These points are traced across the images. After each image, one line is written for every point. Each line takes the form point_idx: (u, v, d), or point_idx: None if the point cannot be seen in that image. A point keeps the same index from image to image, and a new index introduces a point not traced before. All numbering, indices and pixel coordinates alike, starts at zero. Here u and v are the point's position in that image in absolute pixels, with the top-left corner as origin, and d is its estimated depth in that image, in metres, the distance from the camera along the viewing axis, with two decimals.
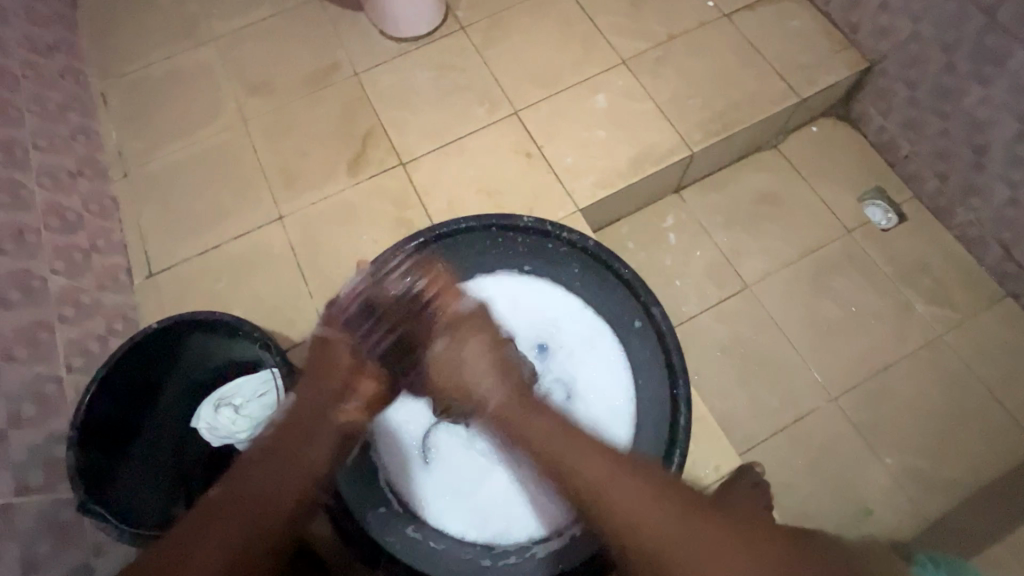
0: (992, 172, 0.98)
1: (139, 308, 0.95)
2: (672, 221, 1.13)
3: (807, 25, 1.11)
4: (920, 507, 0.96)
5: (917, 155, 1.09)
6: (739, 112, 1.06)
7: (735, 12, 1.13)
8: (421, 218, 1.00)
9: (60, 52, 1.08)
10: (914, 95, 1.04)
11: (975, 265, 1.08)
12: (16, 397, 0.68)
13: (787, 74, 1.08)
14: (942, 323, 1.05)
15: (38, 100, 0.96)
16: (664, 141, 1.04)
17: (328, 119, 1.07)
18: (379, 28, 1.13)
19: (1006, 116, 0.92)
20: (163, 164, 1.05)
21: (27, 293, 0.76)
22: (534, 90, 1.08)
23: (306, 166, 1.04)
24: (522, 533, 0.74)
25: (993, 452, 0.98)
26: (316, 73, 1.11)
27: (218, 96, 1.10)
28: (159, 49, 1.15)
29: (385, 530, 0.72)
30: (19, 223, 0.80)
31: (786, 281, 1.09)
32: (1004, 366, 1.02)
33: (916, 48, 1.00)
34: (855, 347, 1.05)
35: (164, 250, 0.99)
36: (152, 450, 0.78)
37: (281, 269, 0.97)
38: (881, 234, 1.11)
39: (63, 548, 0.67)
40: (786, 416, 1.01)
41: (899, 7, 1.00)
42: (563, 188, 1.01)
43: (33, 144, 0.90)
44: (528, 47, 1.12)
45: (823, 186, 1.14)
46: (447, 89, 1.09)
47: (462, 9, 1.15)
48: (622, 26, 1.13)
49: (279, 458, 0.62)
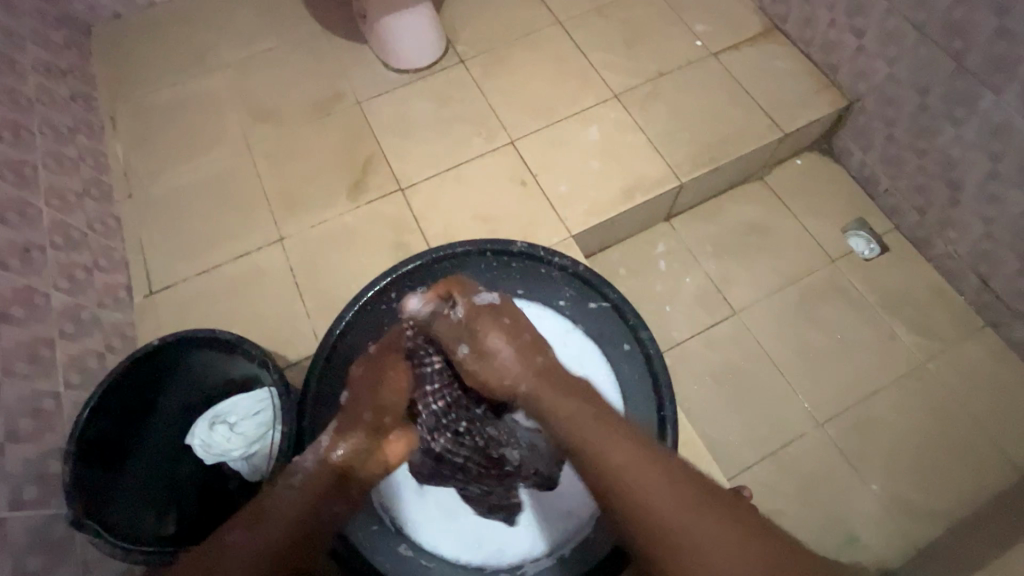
0: (968, 207, 1.02)
1: (138, 326, 0.97)
2: (662, 248, 1.16)
3: (790, 65, 1.17)
4: (907, 534, 0.97)
5: (897, 190, 1.14)
6: (726, 145, 1.10)
7: (721, 51, 1.19)
8: (417, 242, 1.02)
9: (72, 77, 1.12)
10: (892, 132, 1.09)
11: (956, 296, 1.12)
12: (15, 412, 0.69)
13: (770, 111, 1.13)
14: (924, 351, 1.08)
15: (49, 123, 0.99)
16: (654, 172, 1.08)
17: (331, 145, 1.11)
18: (382, 61, 1.18)
19: (977, 153, 0.97)
20: (169, 186, 1.08)
21: (30, 310, 0.78)
22: (529, 122, 1.13)
23: (308, 190, 1.07)
24: (516, 553, 0.75)
25: (976, 480, 1.00)
26: (320, 102, 1.15)
27: (224, 121, 1.14)
28: (168, 77, 1.19)
29: (376, 550, 0.73)
30: (26, 241, 0.83)
31: (772, 308, 1.12)
32: (986, 395, 1.05)
33: (892, 89, 1.06)
34: (840, 373, 1.07)
35: (166, 269, 1.01)
36: (142, 469, 0.79)
37: (280, 290, 0.99)
38: (863, 264, 1.15)
39: (54, 566, 0.67)
40: (774, 442, 1.03)
41: (875, 50, 1.05)
42: (556, 215, 1.04)
43: (43, 165, 0.93)
44: (524, 80, 1.17)
45: (808, 217, 1.18)
46: (447, 119, 1.13)
47: (462, 43, 1.21)
48: (614, 63, 1.18)
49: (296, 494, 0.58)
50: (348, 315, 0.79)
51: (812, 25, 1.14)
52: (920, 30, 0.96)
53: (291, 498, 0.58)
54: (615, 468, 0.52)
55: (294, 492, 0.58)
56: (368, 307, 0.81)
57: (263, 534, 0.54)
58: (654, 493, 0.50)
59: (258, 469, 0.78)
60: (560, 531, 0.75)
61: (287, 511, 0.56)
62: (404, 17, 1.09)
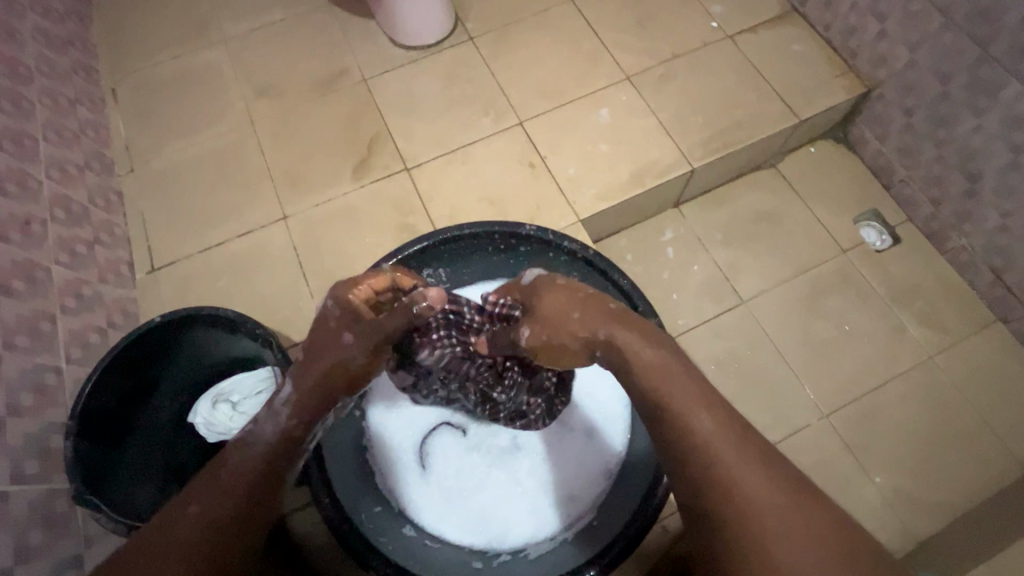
0: (985, 200, 1.00)
1: (140, 302, 0.96)
2: (671, 235, 1.14)
3: (808, 49, 1.14)
4: (909, 527, 0.97)
5: (912, 180, 1.11)
6: (739, 131, 1.08)
7: (737, 34, 1.16)
8: (422, 224, 1.01)
9: (72, 47, 1.09)
10: (911, 120, 1.07)
11: (968, 290, 1.10)
12: (16, 386, 0.69)
13: (787, 96, 1.10)
14: (934, 345, 1.07)
15: (49, 94, 0.97)
16: (666, 157, 1.06)
17: (337, 123, 1.09)
18: (389, 37, 1.16)
19: (999, 146, 0.94)
20: (170, 161, 1.07)
21: (31, 283, 0.77)
22: (538, 102, 1.10)
23: (313, 168, 1.05)
24: (520, 537, 0.74)
25: (979, 474, 0.99)
26: (325, 77, 1.13)
27: (228, 96, 1.11)
28: (170, 48, 1.16)
29: (379, 530, 0.72)
30: (27, 214, 0.81)
31: (781, 298, 1.10)
32: (994, 391, 1.04)
33: (913, 76, 1.03)
34: (846, 366, 1.06)
35: (168, 246, 1.00)
36: (146, 445, 0.79)
37: (282, 269, 0.98)
38: (874, 255, 1.13)
39: (56, 540, 0.67)
40: (778, 432, 1.02)
41: (897, 35, 1.02)
42: (564, 199, 1.03)
43: (44, 138, 0.91)
44: (534, 59, 1.14)
45: (819, 206, 1.16)
46: (456, 98, 1.11)
47: (472, 20, 1.18)
48: (628, 43, 1.15)
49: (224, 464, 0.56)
50: None
51: (832, 8, 1.11)
52: (946, 15, 0.93)
53: (241, 466, 0.56)
54: (698, 432, 0.52)
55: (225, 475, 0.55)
56: None
57: (220, 488, 0.54)
58: (746, 480, 0.50)
59: None
60: (562, 515, 0.74)
61: (237, 478, 0.55)
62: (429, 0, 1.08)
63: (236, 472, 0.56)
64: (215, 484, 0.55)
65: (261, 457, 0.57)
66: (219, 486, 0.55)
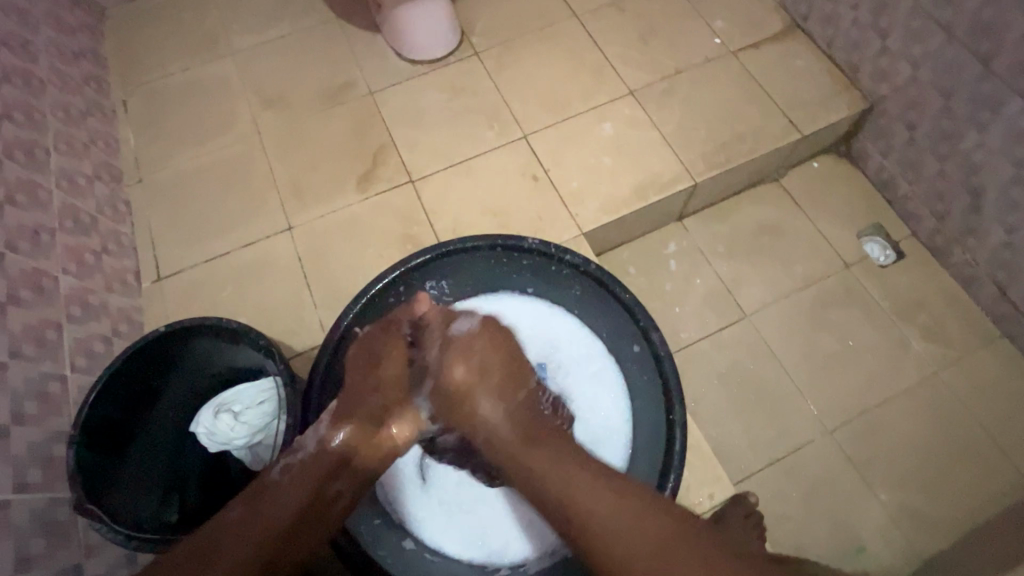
0: (988, 213, 1.00)
1: (145, 310, 0.97)
2: (674, 248, 1.15)
3: (810, 65, 1.15)
4: (914, 544, 0.96)
5: (915, 194, 1.11)
6: (741, 145, 1.08)
7: (739, 50, 1.17)
8: (425, 235, 1.01)
9: (85, 60, 1.11)
10: (914, 135, 1.07)
11: (972, 305, 1.10)
12: (21, 395, 0.69)
13: (789, 110, 1.11)
14: (938, 360, 1.06)
15: (62, 106, 0.99)
16: (668, 171, 1.06)
17: (342, 134, 1.10)
18: (395, 51, 1.17)
19: (1001, 160, 0.94)
20: (177, 171, 1.08)
21: (38, 292, 0.78)
22: (541, 115, 1.11)
23: (318, 179, 1.06)
24: (520, 551, 0.73)
25: (984, 491, 0.98)
26: (332, 90, 1.14)
27: (236, 107, 1.13)
28: (180, 61, 1.18)
29: (379, 543, 0.72)
30: (36, 223, 0.82)
31: (784, 312, 1.10)
32: (998, 406, 1.03)
33: (915, 91, 1.03)
34: (850, 380, 1.05)
35: (174, 255, 1.01)
36: (148, 453, 0.79)
37: (286, 279, 0.99)
38: (878, 269, 1.13)
39: (57, 549, 0.67)
40: (780, 446, 1.02)
41: (900, 51, 1.03)
42: (567, 212, 1.03)
43: (55, 148, 0.93)
44: (539, 73, 1.15)
45: (822, 220, 1.16)
46: (460, 112, 1.12)
47: (476, 35, 1.19)
48: (631, 58, 1.16)
49: (271, 493, 0.56)
50: (354, 308, 0.77)
51: (834, 25, 1.12)
52: (947, 31, 0.94)
53: (284, 496, 0.56)
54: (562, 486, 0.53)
55: (282, 494, 0.56)
56: (375, 300, 0.79)
57: (264, 515, 0.54)
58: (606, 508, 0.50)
59: (260, 459, 0.78)
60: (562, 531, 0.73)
61: (280, 507, 0.55)
62: (433, 14, 1.10)
63: (283, 500, 0.56)
64: (260, 508, 0.54)
65: (307, 485, 0.57)
66: (266, 514, 0.54)
